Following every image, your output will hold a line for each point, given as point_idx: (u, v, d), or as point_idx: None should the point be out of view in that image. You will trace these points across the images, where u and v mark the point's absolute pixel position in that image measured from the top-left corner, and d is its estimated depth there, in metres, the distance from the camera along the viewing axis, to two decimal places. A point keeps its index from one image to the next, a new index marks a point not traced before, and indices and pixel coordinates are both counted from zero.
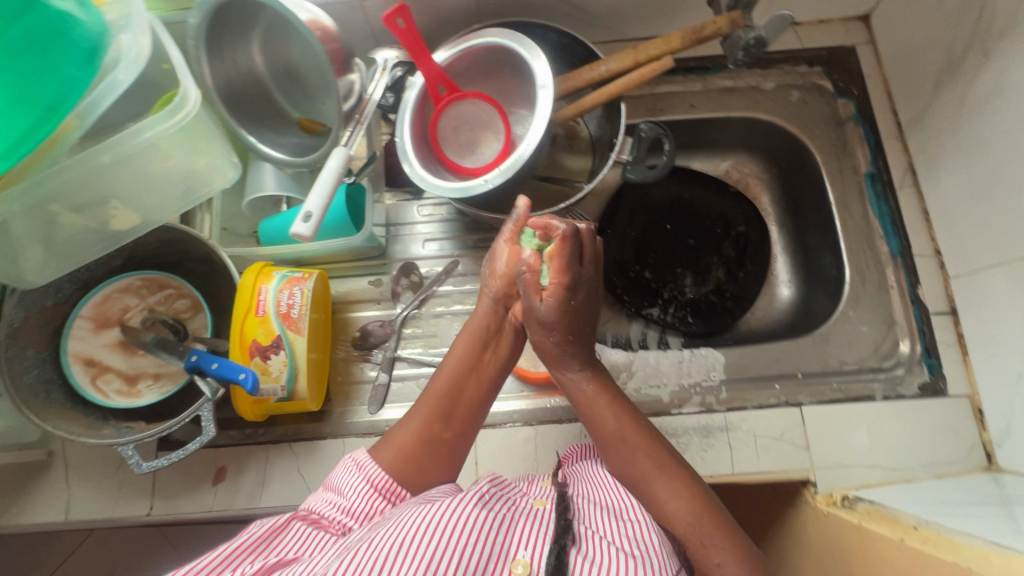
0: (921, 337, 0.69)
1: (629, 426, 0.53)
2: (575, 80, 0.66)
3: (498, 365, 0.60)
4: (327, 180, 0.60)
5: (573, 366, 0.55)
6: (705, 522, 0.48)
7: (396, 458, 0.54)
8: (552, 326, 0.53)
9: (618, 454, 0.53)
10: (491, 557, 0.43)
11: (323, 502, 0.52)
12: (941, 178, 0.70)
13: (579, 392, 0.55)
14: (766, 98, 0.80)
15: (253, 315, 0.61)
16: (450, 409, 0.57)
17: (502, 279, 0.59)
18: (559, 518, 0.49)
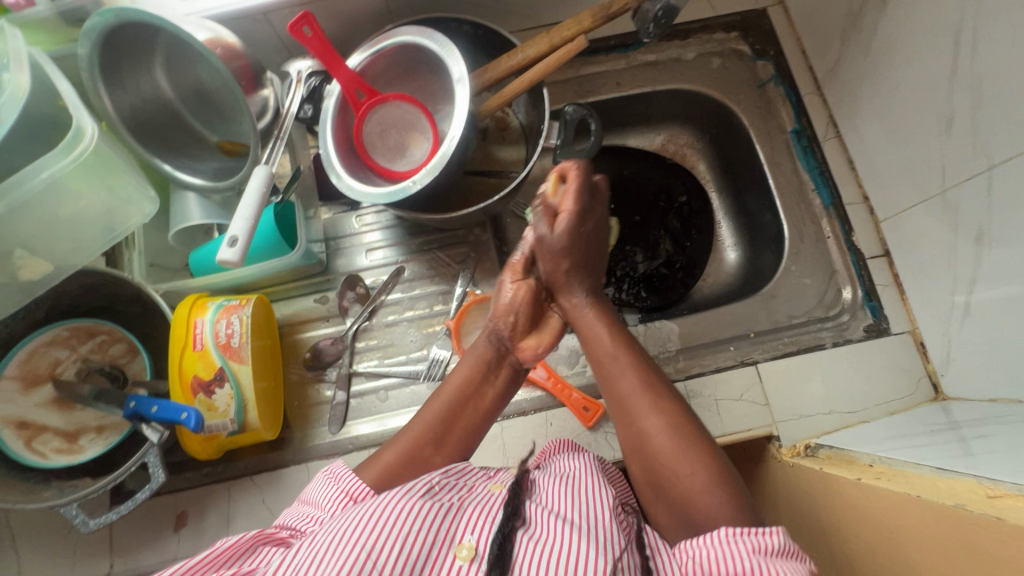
0: (861, 282, 0.71)
1: (622, 348, 0.56)
2: (493, 72, 0.66)
3: (493, 401, 0.59)
4: (250, 201, 0.58)
5: (577, 292, 0.62)
6: (684, 439, 0.49)
7: (379, 473, 0.52)
8: (558, 257, 0.61)
9: (607, 377, 0.56)
10: (433, 542, 0.43)
11: (298, 515, 0.49)
12: (859, 126, 0.72)
13: (579, 314, 0.61)
14: (688, 69, 0.82)
15: (191, 350, 0.58)
16: (442, 432, 0.55)
17: (503, 312, 0.63)
18: (507, 503, 0.48)
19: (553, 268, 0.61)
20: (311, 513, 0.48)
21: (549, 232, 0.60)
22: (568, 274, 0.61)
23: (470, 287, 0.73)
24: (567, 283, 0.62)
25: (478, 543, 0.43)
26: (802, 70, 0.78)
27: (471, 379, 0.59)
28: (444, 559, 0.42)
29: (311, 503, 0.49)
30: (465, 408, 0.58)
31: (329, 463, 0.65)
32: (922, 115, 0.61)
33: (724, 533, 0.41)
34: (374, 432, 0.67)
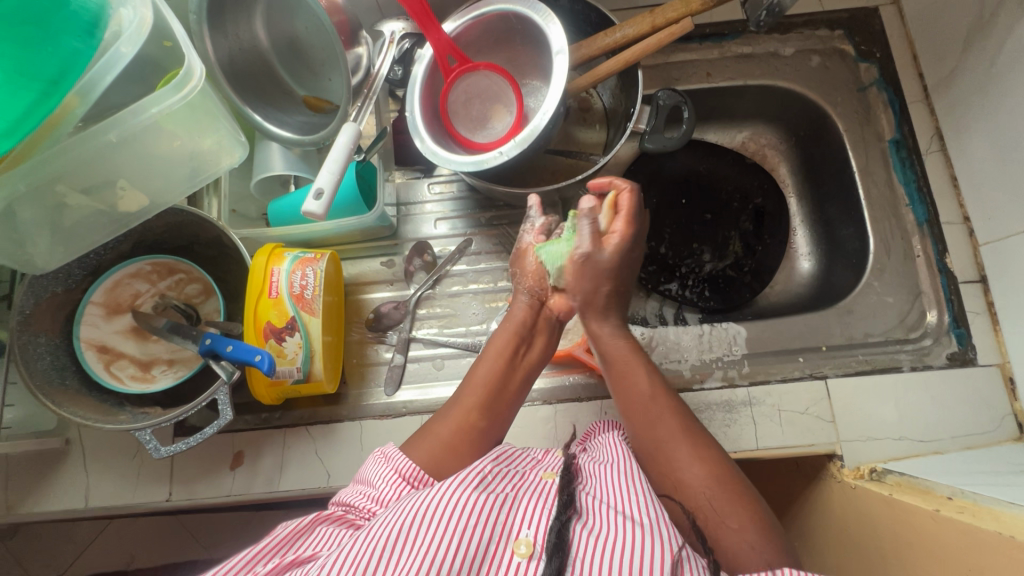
0: (950, 307, 0.67)
1: (656, 388, 0.54)
2: (589, 49, 0.64)
3: (538, 358, 0.60)
4: (338, 156, 0.58)
5: (610, 320, 0.58)
6: (725, 486, 0.47)
7: (429, 448, 0.52)
8: (597, 279, 0.57)
9: (637, 413, 0.53)
10: (491, 534, 0.42)
11: (354, 494, 0.50)
12: (970, 141, 0.67)
13: (612, 346, 0.57)
14: (784, 64, 0.78)
15: (266, 297, 0.59)
16: (486, 395, 0.56)
17: (534, 277, 0.63)
18: (562, 492, 0.46)
19: (592, 291, 0.57)
20: (365, 492, 0.50)
21: (598, 250, 0.56)
22: (603, 303, 0.58)
23: None
24: (601, 312, 0.58)
25: (536, 537, 0.42)
26: (911, 76, 0.73)
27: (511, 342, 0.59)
28: (501, 552, 0.42)
29: (366, 488, 0.50)
30: (508, 370, 0.58)
31: (382, 423, 0.66)
32: None
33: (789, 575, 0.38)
34: (426, 398, 0.68)
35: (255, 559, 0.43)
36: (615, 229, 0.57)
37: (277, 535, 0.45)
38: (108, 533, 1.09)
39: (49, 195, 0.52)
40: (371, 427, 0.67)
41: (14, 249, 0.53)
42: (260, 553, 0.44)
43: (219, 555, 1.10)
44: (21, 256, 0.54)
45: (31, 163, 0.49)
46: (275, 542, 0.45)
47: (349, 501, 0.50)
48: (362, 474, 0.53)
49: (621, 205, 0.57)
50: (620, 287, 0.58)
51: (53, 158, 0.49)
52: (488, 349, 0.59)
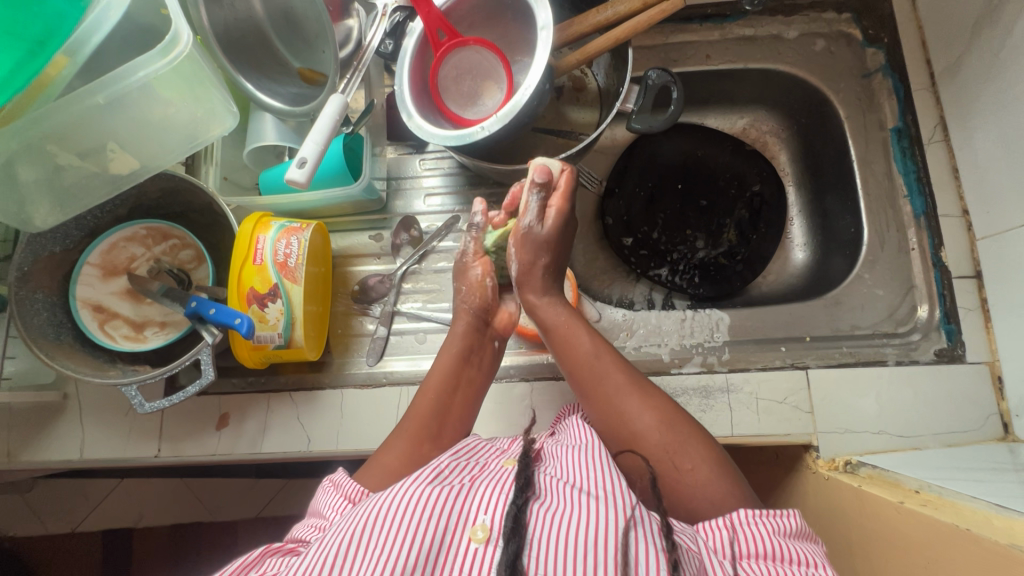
0: (941, 303, 0.66)
1: (605, 356, 0.54)
2: (581, 26, 0.63)
3: (481, 385, 0.60)
4: (323, 127, 0.59)
5: (547, 292, 0.58)
6: (679, 435, 0.50)
7: (381, 479, 0.51)
8: (539, 249, 0.57)
9: (588, 371, 0.54)
10: (446, 525, 0.42)
11: (306, 527, 0.50)
12: (973, 130, 0.64)
13: (553, 316, 0.57)
14: (787, 48, 0.76)
15: (250, 263, 0.61)
16: (438, 417, 0.56)
17: (479, 292, 0.61)
18: (520, 476, 0.46)
19: (531, 265, 0.57)
20: (318, 522, 0.50)
21: (539, 227, 0.56)
22: (540, 274, 0.58)
23: None
24: (536, 284, 0.58)
25: (492, 522, 0.42)
26: (919, 63, 0.71)
27: (456, 364, 0.59)
28: (457, 540, 0.42)
29: (317, 519, 0.50)
30: (453, 398, 0.57)
31: (363, 392, 0.68)
32: None
33: (747, 514, 0.45)
34: (407, 371, 0.70)
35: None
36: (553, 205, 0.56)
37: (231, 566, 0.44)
38: (117, 491, 1.14)
39: (44, 155, 0.54)
40: (352, 395, 0.68)
41: (14, 208, 0.56)
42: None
43: (221, 517, 1.15)
44: (20, 215, 0.57)
45: (25, 119, 0.50)
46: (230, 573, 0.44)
47: (300, 535, 0.49)
48: (313, 509, 0.53)
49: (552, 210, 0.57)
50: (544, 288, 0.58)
51: (49, 116, 0.51)
52: (432, 371, 0.59)
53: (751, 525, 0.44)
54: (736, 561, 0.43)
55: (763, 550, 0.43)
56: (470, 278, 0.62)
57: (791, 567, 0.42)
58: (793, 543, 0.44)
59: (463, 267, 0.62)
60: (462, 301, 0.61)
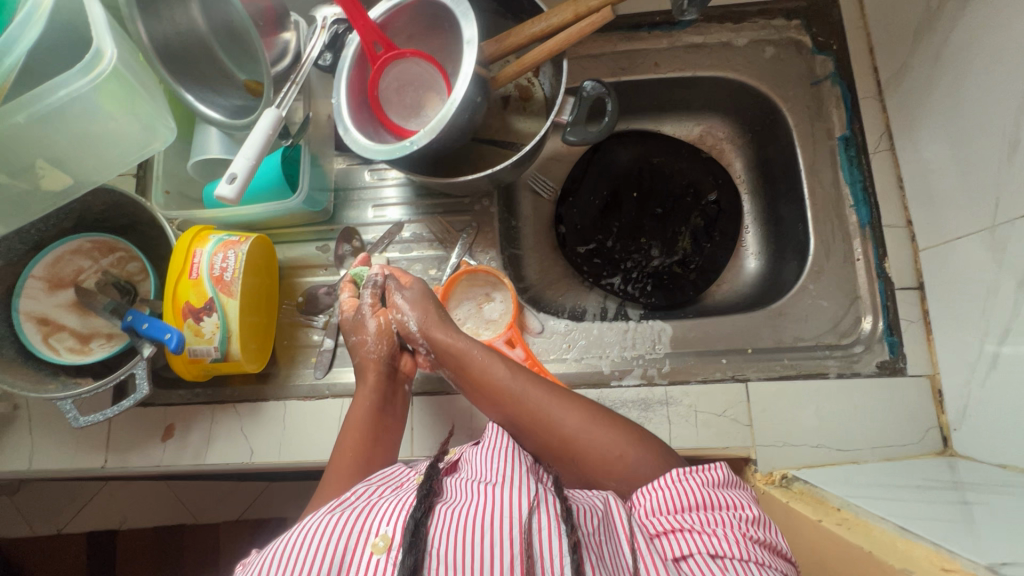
0: (885, 314, 0.65)
1: (504, 370, 0.58)
2: (515, 38, 0.63)
3: (396, 423, 0.62)
4: (255, 142, 0.59)
5: (454, 330, 0.63)
6: (596, 426, 0.54)
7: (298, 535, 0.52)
8: (425, 304, 0.64)
9: (504, 395, 0.57)
10: (346, 546, 0.41)
11: None
12: (916, 139, 0.63)
13: (466, 350, 0.60)
14: (737, 56, 0.75)
15: (187, 277, 0.61)
16: (360, 467, 0.56)
17: (382, 339, 0.64)
18: (421, 487, 0.47)
19: (427, 315, 0.63)
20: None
21: (405, 291, 0.66)
22: (438, 321, 0.64)
23: (465, 257, 0.73)
24: (440, 324, 0.63)
25: (393, 533, 0.42)
26: (867, 70, 0.70)
27: (371, 416, 0.60)
28: (360, 557, 0.41)
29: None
30: (374, 446, 0.58)
31: (305, 405, 0.68)
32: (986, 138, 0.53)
33: (677, 473, 0.48)
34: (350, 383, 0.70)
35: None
36: (407, 280, 0.67)
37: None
38: (103, 493, 1.16)
39: None
40: (294, 407, 0.68)
41: None
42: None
43: (203, 519, 1.16)
44: None
45: None
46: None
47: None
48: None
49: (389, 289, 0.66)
50: (441, 320, 0.63)
51: None
52: (348, 425, 0.59)
53: (681, 483, 0.47)
54: (660, 518, 0.46)
55: (691, 503, 0.46)
56: (366, 333, 0.65)
57: (719, 512, 0.45)
58: (720, 491, 0.47)
59: (360, 323, 0.66)
60: (363, 350, 0.64)
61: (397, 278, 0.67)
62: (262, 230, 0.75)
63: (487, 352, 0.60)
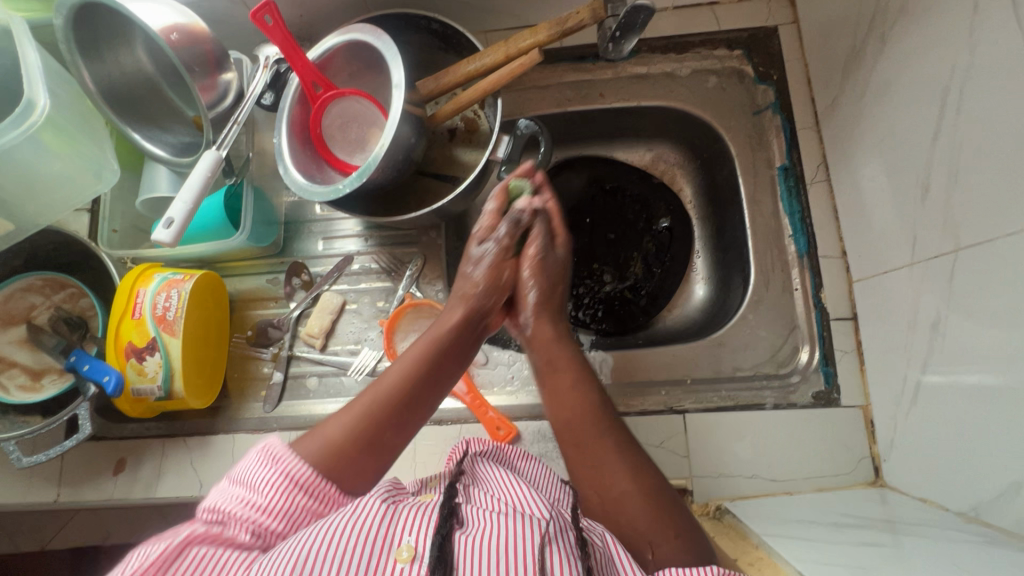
0: (821, 344, 0.66)
1: (587, 405, 0.57)
2: (449, 76, 0.64)
3: (454, 372, 0.59)
4: (193, 185, 0.60)
5: (548, 322, 0.63)
6: (658, 508, 0.51)
7: (337, 436, 0.51)
8: (552, 276, 0.64)
9: (581, 427, 0.56)
10: (371, 549, 0.44)
11: (231, 497, 0.47)
12: (848, 173, 0.64)
13: (551, 348, 0.61)
14: (681, 85, 0.76)
15: (129, 317, 0.62)
16: (404, 415, 0.54)
17: (492, 287, 0.62)
18: (443, 505, 0.50)
19: (551, 288, 0.64)
20: (246, 497, 0.47)
21: (551, 249, 0.64)
22: (539, 306, 0.63)
23: (411, 289, 0.74)
24: (542, 309, 0.63)
25: (417, 543, 0.45)
26: (804, 101, 0.71)
27: (444, 354, 0.58)
28: (385, 564, 0.44)
29: (244, 490, 0.48)
30: (420, 386, 0.55)
31: (253, 438, 0.69)
32: (904, 177, 0.54)
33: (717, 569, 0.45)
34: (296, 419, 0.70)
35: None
36: (557, 241, 0.65)
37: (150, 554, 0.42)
38: None
39: None
40: (243, 441, 0.69)
41: None
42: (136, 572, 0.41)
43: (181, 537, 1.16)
44: None
45: None
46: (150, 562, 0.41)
47: (225, 506, 0.47)
48: (234, 474, 0.50)
49: (533, 232, 0.63)
50: (554, 316, 0.64)
51: None
52: (423, 343, 0.58)
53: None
54: None
55: None
56: (478, 266, 0.63)
57: None
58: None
59: (481, 255, 0.63)
60: (459, 289, 0.62)
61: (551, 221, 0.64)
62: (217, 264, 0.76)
63: (587, 378, 0.59)
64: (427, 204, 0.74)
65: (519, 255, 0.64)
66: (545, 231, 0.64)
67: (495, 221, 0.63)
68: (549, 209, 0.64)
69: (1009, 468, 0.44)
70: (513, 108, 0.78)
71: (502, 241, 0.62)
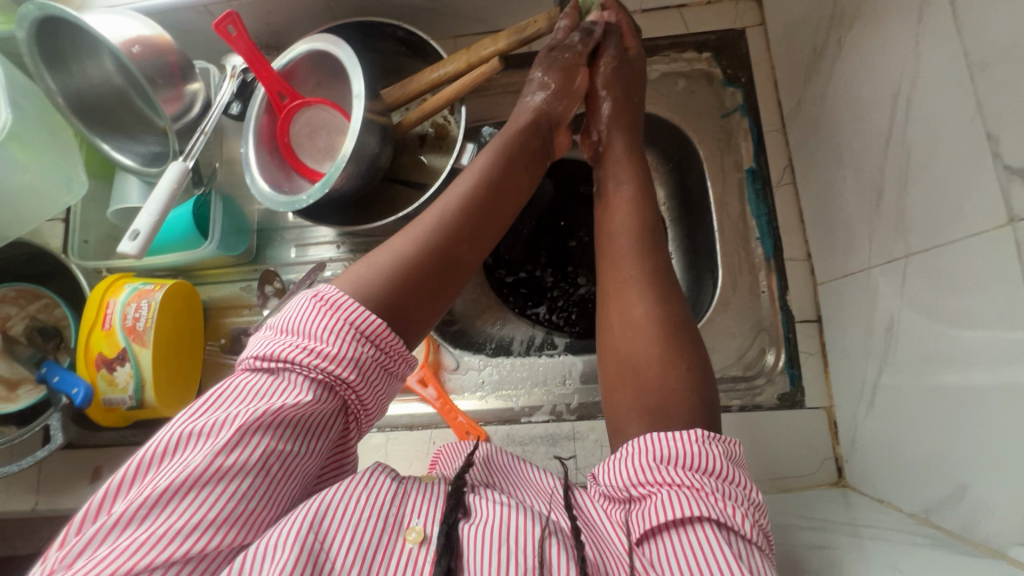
0: (786, 346, 0.66)
1: (637, 223, 0.55)
2: (414, 84, 0.65)
3: (529, 169, 0.57)
4: (160, 197, 0.61)
5: (617, 131, 0.61)
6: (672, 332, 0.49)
7: (405, 246, 0.48)
8: (625, 83, 0.63)
9: (627, 273, 0.53)
10: (384, 526, 0.42)
11: (279, 342, 0.42)
12: (812, 175, 0.64)
13: (619, 207, 0.57)
14: (650, 88, 0.76)
15: (100, 328, 0.63)
16: (475, 229, 0.50)
17: (565, 80, 0.61)
18: (450, 494, 0.46)
19: (621, 100, 0.62)
20: (307, 347, 0.41)
21: (609, 106, 0.62)
22: (613, 115, 0.62)
23: None
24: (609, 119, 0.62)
25: (427, 526, 0.43)
26: (771, 103, 0.71)
27: (516, 159, 0.56)
28: (392, 544, 0.41)
29: (305, 340, 0.41)
30: (497, 203, 0.53)
31: None
32: (861, 182, 0.55)
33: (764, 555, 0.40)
34: None
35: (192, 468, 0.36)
36: (632, 42, 0.64)
37: (209, 435, 0.38)
38: None
39: None
40: None
41: None
42: (197, 459, 0.36)
43: None
44: None
45: None
46: (219, 440, 0.37)
47: (284, 355, 0.41)
48: (281, 318, 0.44)
49: (602, 49, 0.62)
50: (625, 131, 0.62)
51: None
52: (490, 147, 0.56)
53: (699, 444, 0.42)
54: None
55: None
56: (554, 34, 0.62)
57: None
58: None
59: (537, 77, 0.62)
60: (555, 50, 0.61)
61: (621, 40, 0.63)
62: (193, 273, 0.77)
63: (638, 215, 0.56)
64: (395, 211, 0.74)
65: (591, 68, 0.63)
66: (618, 51, 0.62)
67: (568, 33, 0.61)
68: (618, 26, 0.64)
69: (955, 471, 0.45)
70: (484, 113, 0.78)
71: (576, 65, 0.61)
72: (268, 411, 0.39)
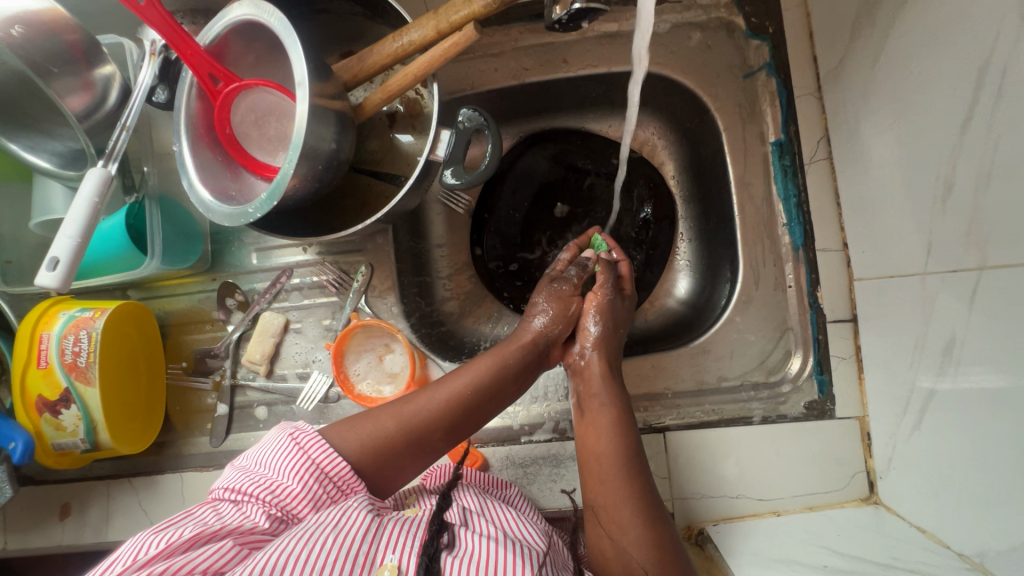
0: (815, 350, 0.58)
1: (620, 447, 0.50)
2: (372, 58, 0.53)
3: (515, 387, 0.54)
4: (77, 215, 0.51)
5: (600, 348, 0.56)
6: (659, 547, 0.45)
7: (387, 420, 0.48)
8: (616, 322, 0.58)
9: (608, 488, 0.48)
10: (351, 567, 0.38)
11: (246, 474, 0.45)
12: (857, 151, 0.54)
13: (597, 422, 0.52)
14: (657, 45, 0.64)
15: (36, 367, 0.55)
16: (455, 422, 0.50)
17: (561, 308, 0.57)
18: (432, 522, 0.44)
19: (613, 329, 0.58)
20: (270, 481, 0.44)
21: (598, 305, 0.57)
22: (600, 337, 0.56)
23: (361, 307, 0.66)
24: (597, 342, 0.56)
25: (402, 562, 0.40)
26: (805, 60, 0.59)
27: (507, 372, 0.53)
28: None
29: (272, 474, 0.44)
30: (478, 404, 0.51)
31: (203, 477, 0.62)
32: None
33: None
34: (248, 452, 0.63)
35: (144, 566, 0.36)
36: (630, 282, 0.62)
37: (166, 541, 0.38)
38: None
39: None
40: (193, 480, 0.62)
41: None
42: (152, 557, 0.36)
43: None
44: None
45: None
46: (175, 545, 0.38)
47: (246, 488, 0.43)
48: (251, 454, 0.47)
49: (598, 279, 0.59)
50: (611, 356, 0.56)
51: None
52: (490, 353, 0.54)
53: None
54: None
55: None
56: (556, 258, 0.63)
57: None
58: None
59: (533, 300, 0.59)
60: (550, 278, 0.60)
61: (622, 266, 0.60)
62: (152, 287, 0.69)
63: (626, 433, 0.51)
64: (365, 207, 0.65)
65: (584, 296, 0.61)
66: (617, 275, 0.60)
67: (568, 262, 0.62)
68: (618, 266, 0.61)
69: None
70: (463, 83, 0.67)
71: (577, 272, 0.60)
72: (224, 529, 0.40)
